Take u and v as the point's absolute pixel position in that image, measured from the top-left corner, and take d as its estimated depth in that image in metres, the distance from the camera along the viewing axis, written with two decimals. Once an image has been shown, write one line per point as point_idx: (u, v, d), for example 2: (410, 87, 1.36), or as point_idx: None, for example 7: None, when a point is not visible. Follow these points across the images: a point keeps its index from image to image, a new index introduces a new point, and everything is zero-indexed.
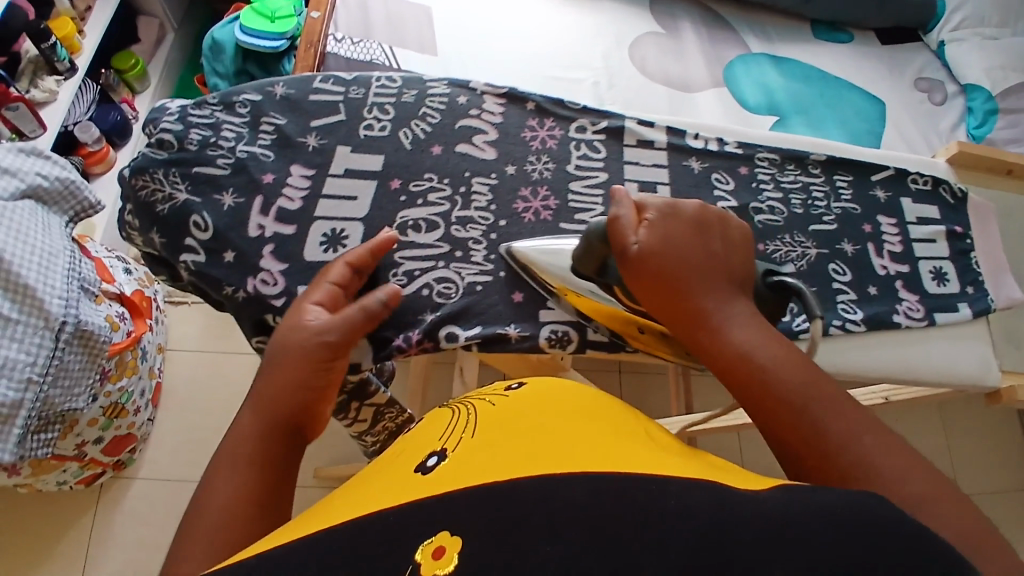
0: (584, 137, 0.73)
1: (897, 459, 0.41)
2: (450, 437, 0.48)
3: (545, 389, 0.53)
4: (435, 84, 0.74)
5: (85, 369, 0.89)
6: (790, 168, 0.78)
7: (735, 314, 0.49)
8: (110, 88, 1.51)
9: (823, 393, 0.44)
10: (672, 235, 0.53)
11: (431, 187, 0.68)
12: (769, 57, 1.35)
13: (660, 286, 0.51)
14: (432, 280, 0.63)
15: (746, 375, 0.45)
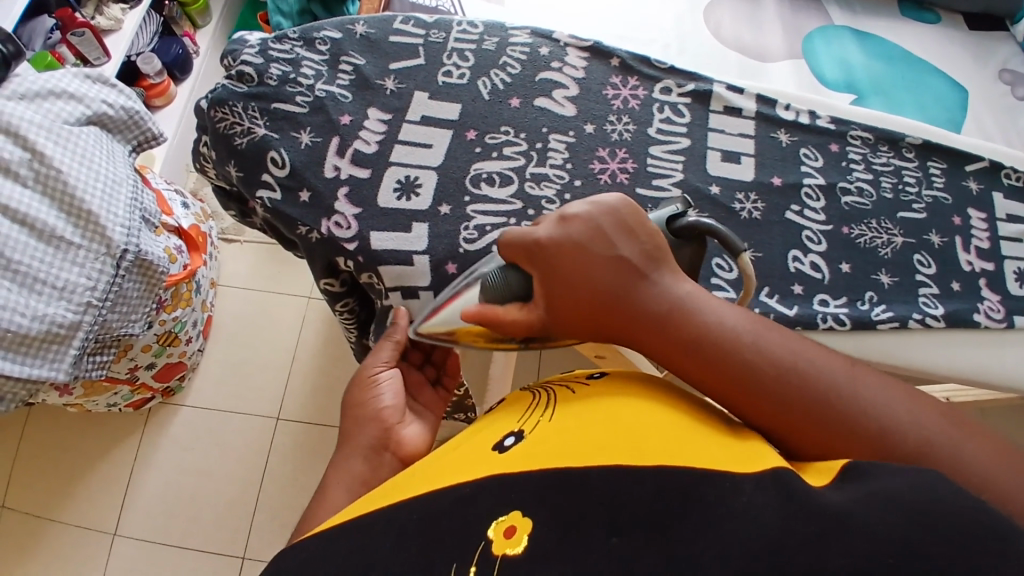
0: (668, 99, 0.69)
1: (884, 396, 0.42)
2: (528, 419, 0.48)
3: (620, 376, 0.52)
4: (518, 33, 0.71)
5: (142, 297, 0.91)
6: (882, 150, 0.72)
7: (680, 302, 0.47)
8: (173, 21, 1.52)
9: (794, 365, 0.43)
10: (549, 266, 0.50)
11: (507, 141, 0.66)
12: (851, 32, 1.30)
13: (590, 307, 0.49)
14: (504, 237, 0.62)
15: (716, 366, 0.44)
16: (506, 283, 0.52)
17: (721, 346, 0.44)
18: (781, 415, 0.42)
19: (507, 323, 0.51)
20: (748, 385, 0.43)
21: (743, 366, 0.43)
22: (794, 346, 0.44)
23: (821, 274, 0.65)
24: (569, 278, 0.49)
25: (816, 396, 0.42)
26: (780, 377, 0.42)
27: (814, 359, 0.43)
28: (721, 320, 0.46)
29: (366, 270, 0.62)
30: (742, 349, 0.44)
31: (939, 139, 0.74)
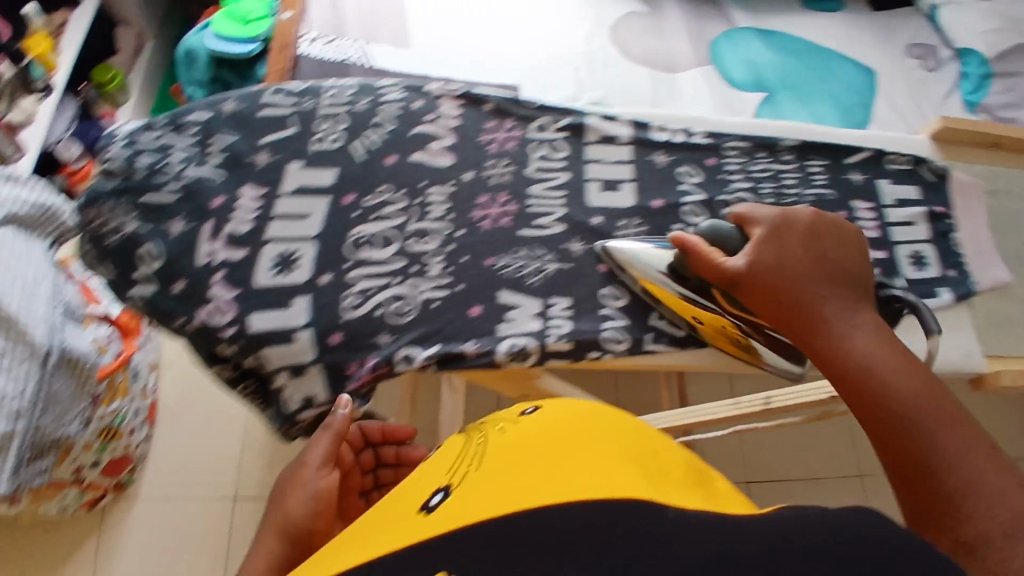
0: (544, 136, 0.70)
1: (994, 478, 0.43)
2: (456, 471, 0.47)
3: (558, 411, 0.51)
4: (388, 89, 0.71)
5: (75, 395, 0.94)
6: (760, 156, 0.73)
7: (858, 335, 0.52)
8: (92, 103, 1.50)
9: (935, 405, 0.46)
10: (843, 265, 0.58)
11: (385, 200, 0.66)
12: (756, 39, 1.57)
13: (778, 295, 0.56)
14: (386, 299, 0.62)
15: (853, 386, 0.49)
16: (730, 234, 0.61)
17: (855, 374, 0.50)
18: (915, 455, 0.45)
19: (711, 265, 0.59)
20: (902, 422, 0.46)
21: (881, 389, 0.48)
22: (938, 411, 0.46)
23: None
24: (822, 291, 0.56)
25: (917, 452, 0.45)
26: (902, 421, 0.46)
27: (937, 425, 0.45)
28: (864, 348, 0.51)
29: (249, 354, 0.62)
30: (892, 381, 0.48)
31: (820, 136, 0.75)
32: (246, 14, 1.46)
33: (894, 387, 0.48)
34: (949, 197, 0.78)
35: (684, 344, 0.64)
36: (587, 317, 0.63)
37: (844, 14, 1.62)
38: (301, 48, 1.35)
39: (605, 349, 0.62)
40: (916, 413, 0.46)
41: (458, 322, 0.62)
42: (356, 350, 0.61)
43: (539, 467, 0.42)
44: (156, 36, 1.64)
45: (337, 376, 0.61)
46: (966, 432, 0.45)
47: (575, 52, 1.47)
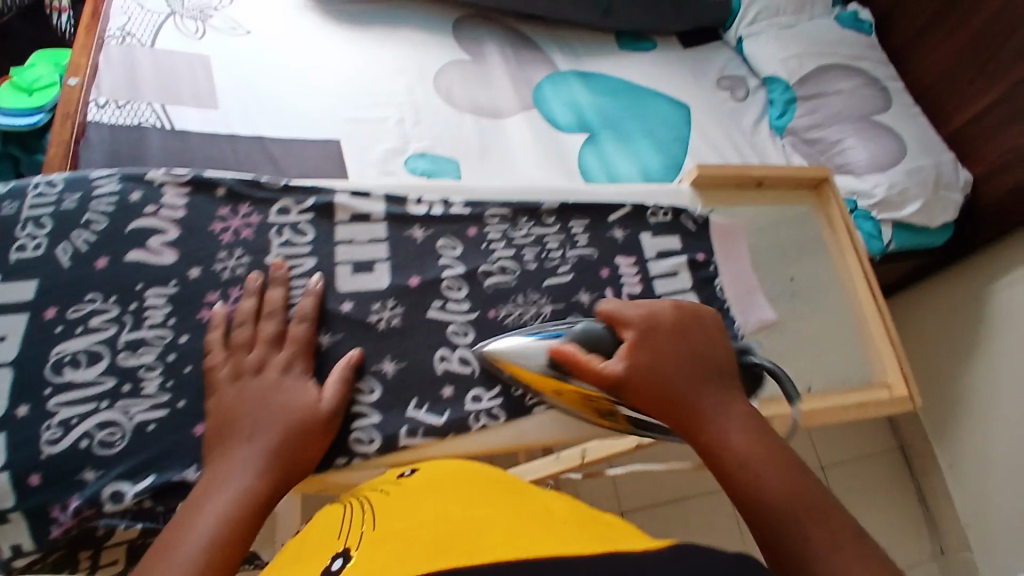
0: (286, 220, 0.66)
1: (843, 548, 0.44)
2: (350, 536, 0.45)
3: (438, 468, 0.53)
4: (102, 181, 0.64)
5: None
6: (522, 222, 0.73)
7: (729, 411, 0.54)
8: None
9: (792, 487, 0.48)
10: (706, 352, 0.58)
11: (94, 310, 0.59)
12: (578, 78, 1.62)
13: (661, 394, 0.54)
14: (93, 427, 0.55)
15: (723, 464, 0.51)
16: (603, 335, 0.59)
17: (738, 476, 0.50)
18: (765, 520, 0.47)
19: (589, 372, 0.56)
20: (758, 494, 0.48)
21: (744, 466, 0.50)
22: (813, 506, 0.47)
23: (471, 367, 0.64)
24: (701, 381, 0.56)
25: (779, 519, 0.46)
26: (784, 534, 0.46)
27: (825, 534, 0.45)
28: (735, 429, 0.52)
29: None
30: (750, 458, 0.50)
31: (581, 198, 0.76)
32: (33, 82, 1.25)
33: (771, 491, 0.48)
34: (710, 245, 0.81)
35: (445, 432, 0.61)
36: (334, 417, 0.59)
37: (658, 52, 1.69)
38: (88, 114, 1.21)
39: (354, 453, 0.58)
40: (797, 523, 0.46)
41: (184, 442, 0.57)
42: (59, 493, 0.53)
43: (431, 533, 0.41)
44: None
45: (40, 523, 0.53)
46: (849, 534, 0.45)
47: (398, 103, 1.46)
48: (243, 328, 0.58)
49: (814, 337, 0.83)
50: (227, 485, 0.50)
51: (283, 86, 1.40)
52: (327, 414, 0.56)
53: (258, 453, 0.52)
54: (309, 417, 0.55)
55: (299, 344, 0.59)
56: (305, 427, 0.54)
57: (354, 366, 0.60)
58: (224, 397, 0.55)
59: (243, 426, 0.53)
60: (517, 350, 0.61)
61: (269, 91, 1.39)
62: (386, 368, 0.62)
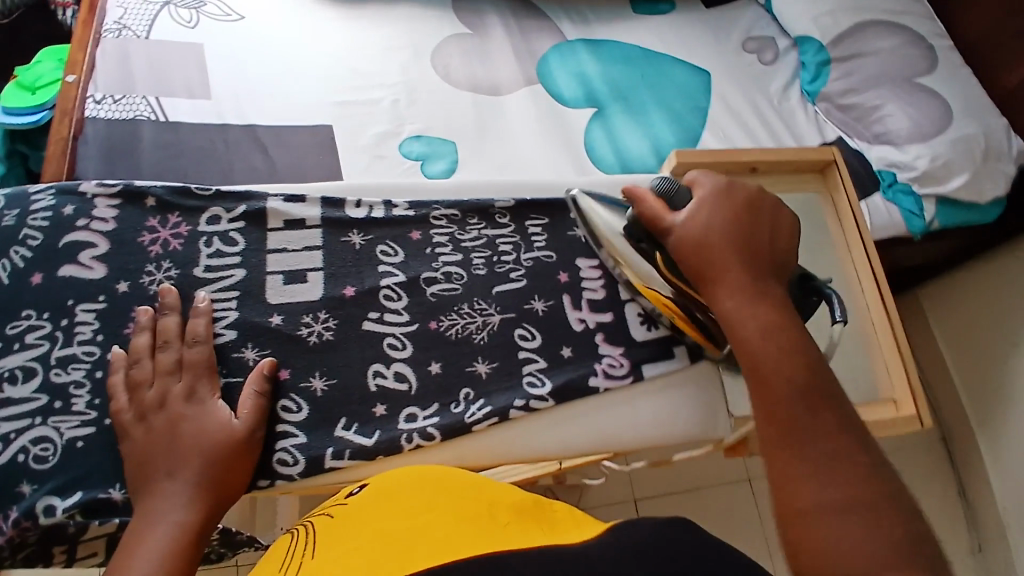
0: (216, 229, 0.63)
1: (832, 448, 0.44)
2: (287, 563, 0.39)
3: (389, 479, 0.45)
4: (38, 193, 0.62)
5: None
6: (472, 223, 0.68)
7: (769, 301, 0.53)
8: None
9: (806, 382, 0.47)
10: (763, 238, 0.57)
11: (28, 326, 0.58)
12: (585, 47, 1.52)
13: (701, 257, 0.56)
14: (28, 442, 0.55)
15: (747, 339, 0.51)
16: (678, 194, 0.60)
17: (745, 344, 0.51)
18: (769, 391, 0.48)
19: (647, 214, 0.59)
20: (767, 372, 0.48)
21: (762, 344, 0.50)
22: (823, 398, 0.46)
23: (406, 384, 0.60)
24: (749, 264, 0.55)
25: (782, 403, 0.47)
26: (784, 404, 0.46)
27: (827, 417, 0.45)
28: (765, 314, 0.51)
29: None
30: (772, 344, 0.50)
31: (539, 194, 0.71)
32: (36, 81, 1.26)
33: (780, 365, 0.48)
34: None
35: (374, 454, 0.57)
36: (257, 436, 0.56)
37: (676, 15, 1.57)
38: (86, 110, 1.22)
39: (276, 475, 0.56)
40: (792, 404, 0.46)
41: (110, 462, 0.55)
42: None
43: (362, 563, 0.34)
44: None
45: None
46: (842, 440, 0.44)
47: (392, 85, 1.41)
48: (143, 360, 0.55)
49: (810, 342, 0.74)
50: (162, 519, 0.48)
51: (278, 71, 1.38)
52: (243, 433, 0.54)
53: (187, 484, 0.50)
54: (227, 442, 0.53)
55: (198, 366, 0.55)
56: (224, 455, 0.52)
57: (269, 378, 0.57)
58: (135, 437, 0.53)
59: (163, 464, 0.51)
60: (608, 220, 0.66)
61: (263, 77, 1.37)
62: (315, 385, 0.59)
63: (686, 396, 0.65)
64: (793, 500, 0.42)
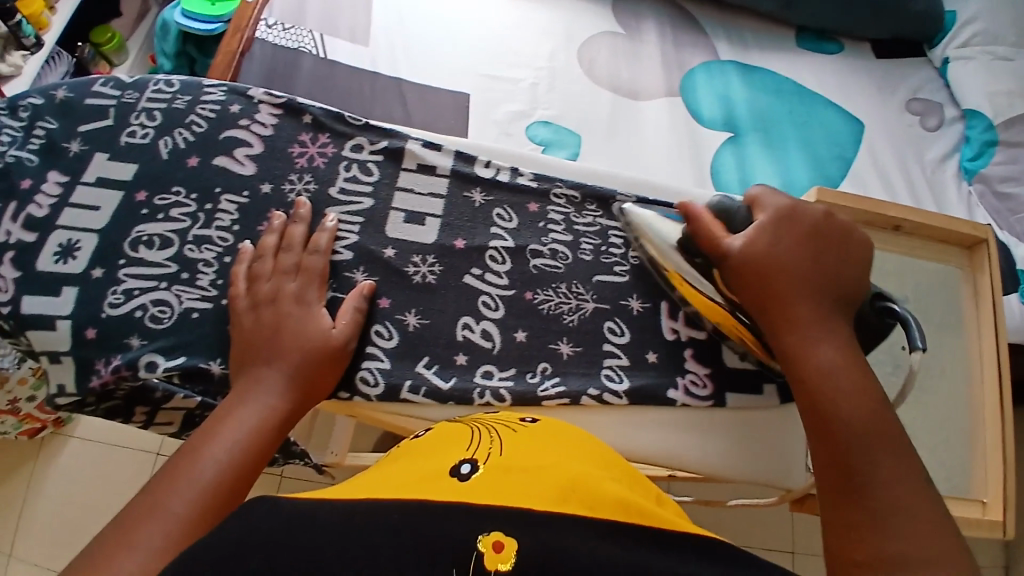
0: (357, 157, 0.67)
1: (908, 502, 0.42)
2: (477, 448, 0.47)
3: (557, 427, 0.53)
4: (212, 89, 0.69)
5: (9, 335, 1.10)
6: (589, 209, 0.68)
7: (835, 339, 0.50)
8: (86, 62, 1.74)
9: (879, 433, 0.45)
10: (836, 272, 0.54)
11: (176, 201, 0.64)
12: (737, 69, 1.47)
13: (760, 283, 0.53)
14: (149, 301, 0.60)
15: (812, 381, 0.49)
16: (738, 213, 0.58)
17: (813, 384, 0.49)
18: (839, 450, 0.45)
19: (708, 235, 0.57)
20: (834, 424, 0.46)
21: (830, 389, 0.48)
22: (889, 445, 0.45)
23: (491, 343, 0.62)
24: (817, 294, 0.52)
25: (846, 460, 0.45)
26: (850, 453, 0.45)
27: (890, 463, 0.44)
28: (831, 354, 0.49)
29: (19, 333, 0.61)
30: (843, 394, 0.47)
31: (664, 197, 0.70)
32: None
33: (851, 409, 0.47)
34: None
35: (445, 399, 0.60)
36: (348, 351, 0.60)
37: (843, 57, 1.48)
38: (257, 31, 1.34)
39: (356, 391, 0.59)
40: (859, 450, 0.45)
41: (214, 338, 0.60)
42: (107, 350, 0.59)
43: (552, 479, 0.42)
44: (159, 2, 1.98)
45: (84, 370, 0.59)
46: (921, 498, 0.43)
47: (536, 69, 1.44)
48: (264, 258, 0.60)
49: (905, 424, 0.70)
50: (256, 400, 0.52)
51: (434, 31, 1.45)
52: (338, 341, 0.58)
53: (281, 376, 0.54)
54: (322, 346, 0.56)
55: (313, 272, 0.60)
56: (321, 355, 0.56)
57: (368, 298, 0.61)
58: (243, 324, 0.57)
59: (263, 351, 0.55)
60: (655, 233, 0.63)
61: (418, 35, 1.44)
62: (408, 321, 0.62)
63: (763, 437, 0.63)
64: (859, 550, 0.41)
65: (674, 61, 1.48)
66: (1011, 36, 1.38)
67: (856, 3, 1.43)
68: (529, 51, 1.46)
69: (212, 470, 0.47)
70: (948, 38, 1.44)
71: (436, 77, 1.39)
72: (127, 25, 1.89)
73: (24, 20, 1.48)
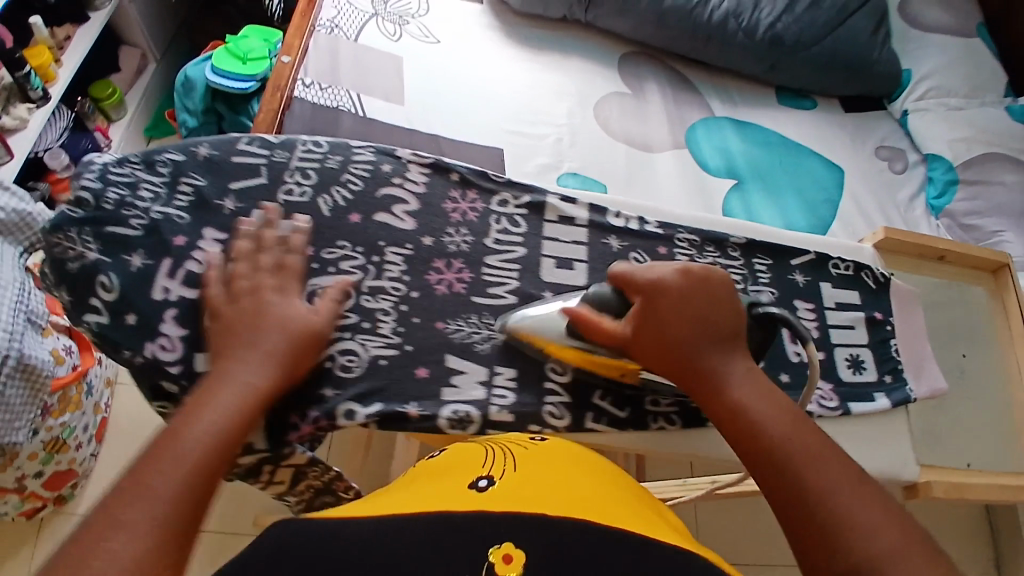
0: (504, 211, 0.74)
1: (863, 500, 0.48)
2: (493, 465, 0.52)
3: (569, 449, 0.58)
4: (361, 150, 0.74)
5: (27, 402, 1.07)
6: (709, 250, 0.77)
7: (733, 372, 0.58)
8: (86, 116, 1.75)
9: (804, 447, 0.51)
10: (712, 315, 0.60)
11: (343, 255, 0.68)
12: (731, 123, 1.65)
13: (665, 347, 0.60)
14: (335, 351, 0.63)
15: (734, 421, 0.55)
16: (610, 298, 0.64)
17: (738, 422, 0.55)
18: (779, 478, 0.51)
19: (600, 330, 0.62)
20: (764, 449, 0.52)
21: (749, 426, 0.54)
22: (814, 456, 0.51)
23: None
24: (704, 342, 0.59)
25: (790, 483, 0.50)
26: (786, 472, 0.50)
27: (823, 473, 0.50)
28: (743, 391, 0.57)
29: (189, 395, 0.61)
30: (764, 423, 0.54)
31: (767, 237, 0.80)
32: (247, 53, 1.52)
33: (775, 441, 0.52)
34: (890, 305, 0.81)
35: (624, 425, 0.66)
36: (530, 389, 0.65)
37: (819, 112, 1.70)
38: (295, 90, 1.41)
39: (546, 424, 0.64)
40: (801, 469, 0.50)
41: (404, 382, 0.63)
42: (302, 401, 0.61)
43: (568, 494, 0.47)
44: (157, 60, 1.97)
45: (278, 424, 0.60)
46: (870, 494, 0.48)
47: (557, 126, 1.54)
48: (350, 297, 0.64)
49: (977, 419, 0.82)
50: (235, 385, 0.54)
51: (460, 89, 1.54)
52: (320, 326, 0.61)
53: (252, 358, 0.56)
54: (295, 330, 0.59)
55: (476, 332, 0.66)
56: (298, 336, 0.59)
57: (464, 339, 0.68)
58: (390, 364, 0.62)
59: (247, 334, 0.57)
60: (542, 323, 0.65)
61: (446, 91, 1.53)
62: None
63: (878, 436, 0.75)
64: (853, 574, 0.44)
65: (678, 117, 1.64)
66: (961, 91, 1.64)
67: (825, 72, 1.66)
68: (548, 107, 1.56)
69: (194, 453, 0.48)
70: (906, 93, 1.68)
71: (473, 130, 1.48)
72: (126, 81, 1.88)
73: (31, 72, 1.50)
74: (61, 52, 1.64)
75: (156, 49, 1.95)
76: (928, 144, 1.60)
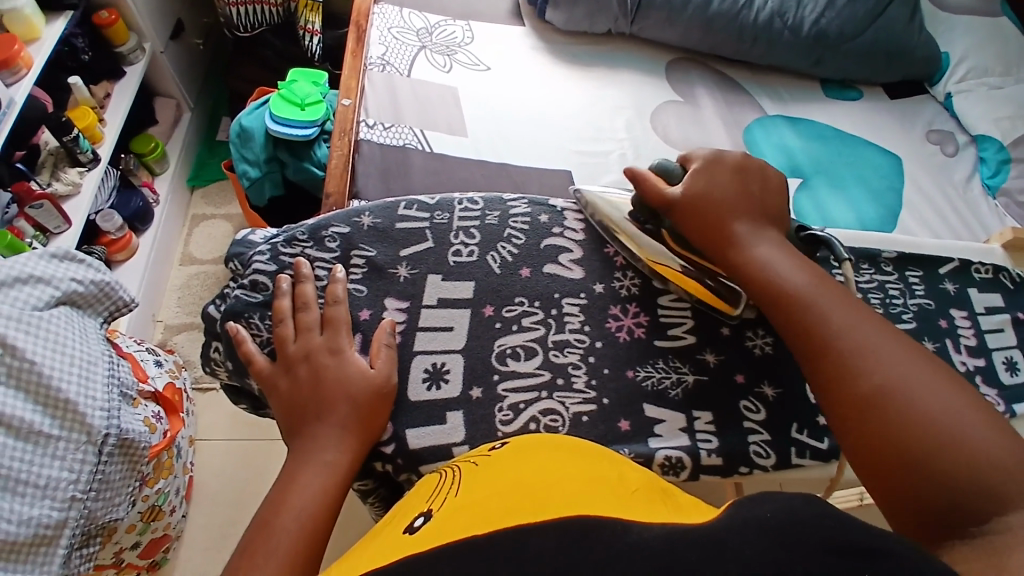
0: None
1: (878, 338, 0.56)
2: (435, 499, 0.50)
3: (525, 445, 0.55)
4: (515, 203, 0.74)
5: (126, 477, 0.93)
6: (865, 268, 0.79)
7: (765, 239, 0.66)
8: (131, 173, 1.56)
9: (823, 295, 0.60)
10: (764, 197, 0.69)
11: (523, 311, 0.68)
12: (785, 117, 1.31)
13: (708, 217, 0.67)
14: (539, 412, 0.63)
15: (764, 277, 0.63)
16: (674, 170, 0.71)
17: (764, 276, 0.63)
18: (806, 322, 0.59)
19: (656, 193, 0.69)
20: (790, 299, 0.60)
21: (780, 282, 0.62)
22: (832, 300, 0.60)
23: None
24: (744, 216, 0.67)
25: (814, 328, 0.58)
26: (808, 316, 0.59)
27: (842, 313, 0.58)
28: (770, 254, 0.64)
29: (406, 470, 0.62)
30: (789, 276, 0.62)
31: (913, 249, 0.81)
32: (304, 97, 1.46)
33: (798, 289, 0.61)
34: None
35: (828, 458, 0.65)
36: (732, 431, 0.65)
37: None
38: (360, 133, 1.16)
39: (754, 464, 0.64)
40: (820, 311, 0.59)
41: (609, 435, 0.63)
42: None
43: (527, 492, 0.44)
44: (192, 108, 1.75)
45: None
46: (885, 329, 0.57)
47: (619, 140, 1.24)
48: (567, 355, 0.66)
49: None
50: (315, 460, 0.56)
51: (499, 99, 1.25)
52: (381, 380, 0.61)
53: (337, 430, 0.58)
54: (364, 389, 0.59)
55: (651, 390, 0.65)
56: (362, 400, 0.59)
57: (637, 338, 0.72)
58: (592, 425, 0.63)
59: (338, 409, 0.58)
60: (610, 206, 0.73)
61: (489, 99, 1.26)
62: (768, 392, 0.67)
63: None
64: (856, 393, 0.54)
65: (733, 116, 1.30)
66: (997, 68, 1.33)
67: (869, 60, 1.32)
68: (606, 119, 1.27)
69: (288, 543, 0.51)
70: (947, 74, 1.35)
71: (535, 155, 1.20)
72: (164, 132, 1.66)
73: (80, 134, 1.29)
74: (102, 109, 1.44)
75: (189, 97, 1.73)
76: (976, 122, 1.28)
